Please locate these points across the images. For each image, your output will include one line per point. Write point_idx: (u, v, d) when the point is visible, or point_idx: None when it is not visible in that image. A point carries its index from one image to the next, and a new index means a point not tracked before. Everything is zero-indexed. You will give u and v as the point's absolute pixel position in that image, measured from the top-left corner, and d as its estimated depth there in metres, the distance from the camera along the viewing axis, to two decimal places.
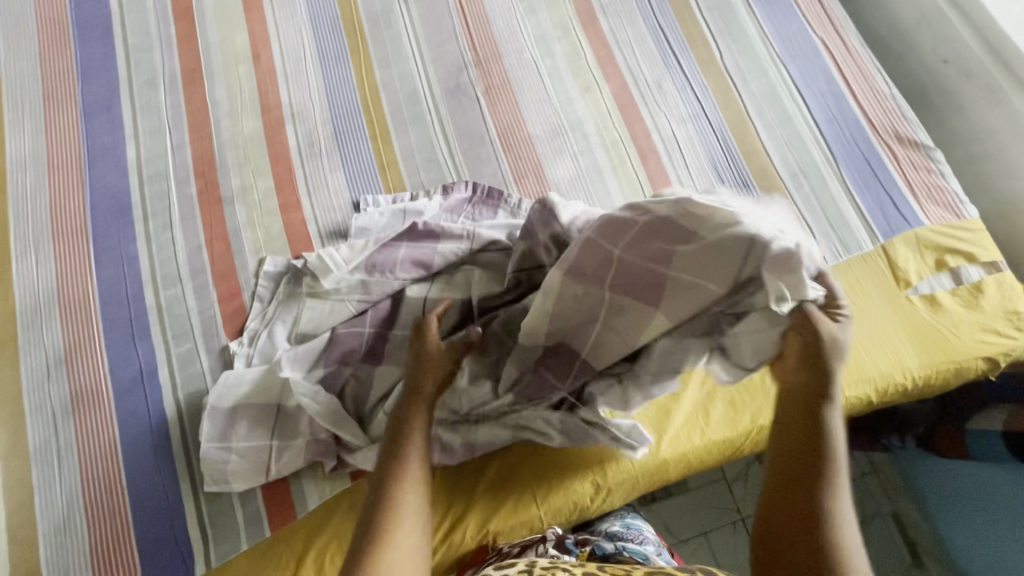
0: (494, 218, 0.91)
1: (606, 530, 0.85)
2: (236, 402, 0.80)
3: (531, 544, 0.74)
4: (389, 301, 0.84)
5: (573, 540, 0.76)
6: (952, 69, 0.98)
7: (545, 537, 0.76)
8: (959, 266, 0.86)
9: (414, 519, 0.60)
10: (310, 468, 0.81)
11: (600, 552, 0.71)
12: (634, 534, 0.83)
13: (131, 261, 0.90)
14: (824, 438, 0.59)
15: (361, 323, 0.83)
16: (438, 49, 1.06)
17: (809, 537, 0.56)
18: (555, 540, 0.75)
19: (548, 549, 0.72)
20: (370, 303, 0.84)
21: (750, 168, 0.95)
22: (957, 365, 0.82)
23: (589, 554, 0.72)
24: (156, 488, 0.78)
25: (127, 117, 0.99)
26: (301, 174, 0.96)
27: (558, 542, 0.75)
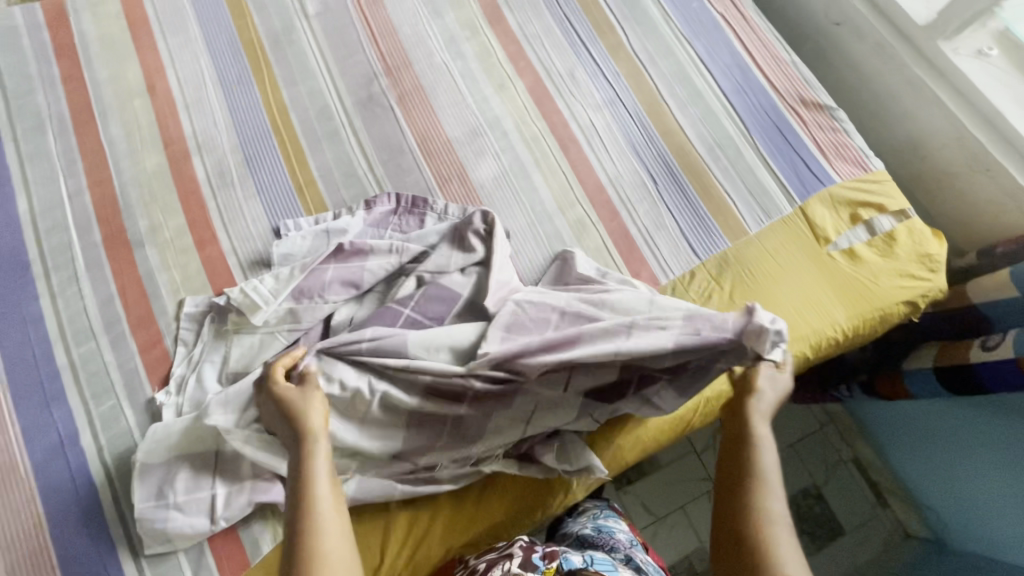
0: (422, 227, 0.90)
1: (578, 535, 0.85)
2: (167, 456, 0.75)
3: (497, 562, 0.69)
4: (322, 325, 0.83)
5: (540, 553, 0.70)
6: (844, 30, 1.03)
7: (511, 554, 0.70)
8: (872, 218, 0.90)
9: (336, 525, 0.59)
10: (258, 512, 0.76)
11: (567, 565, 0.67)
12: (605, 538, 0.82)
13: (36, 321, 0.83)
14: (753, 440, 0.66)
15: (294, 354, 0.80)
16: (346, 61, 1.03)
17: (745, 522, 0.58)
18: (521, 557, 0.68)
19: (513, 568, 0.66)
20: (301, 332, 0.82)
21: (668, 147, 0.96)
22: (882, 313, 0.85)
23: (557, 568, 0.67)
24: (90, 560, 0.72)
25: (15, 168, 0.92)
26: (214, 206, 0.92)
27: (525, 558, 0.68)
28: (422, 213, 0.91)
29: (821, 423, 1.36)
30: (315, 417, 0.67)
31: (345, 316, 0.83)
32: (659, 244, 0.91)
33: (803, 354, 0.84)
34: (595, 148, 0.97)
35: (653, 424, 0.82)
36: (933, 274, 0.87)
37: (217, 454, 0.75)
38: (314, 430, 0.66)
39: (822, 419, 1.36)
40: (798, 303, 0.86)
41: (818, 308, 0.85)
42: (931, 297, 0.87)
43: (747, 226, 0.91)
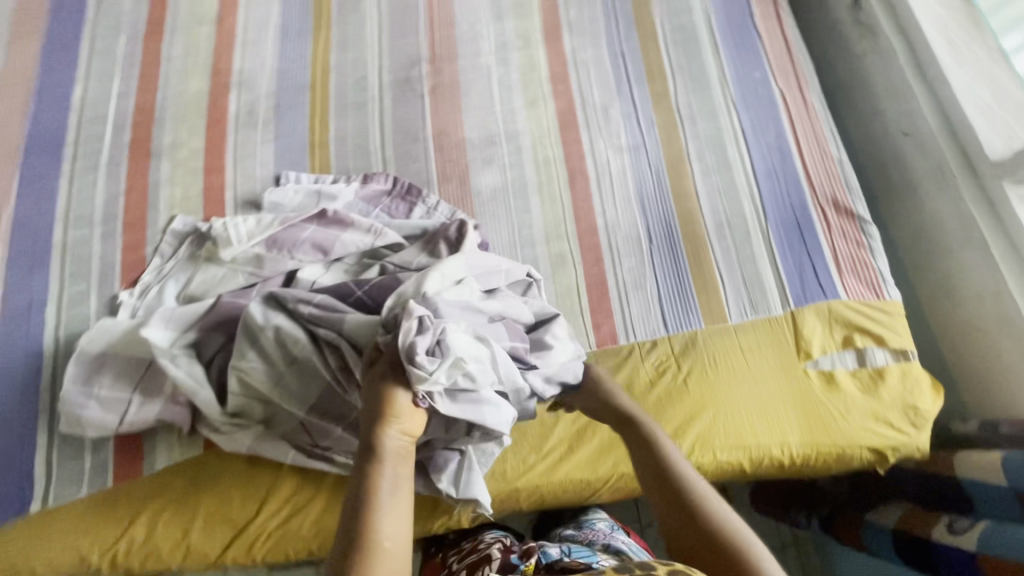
0: (407, 216, 0.91)
1: (561, 534, 0.82)
2: (105, 348, 0.79)
3: (477, 567, 0.71)
4: (281, 278, 0.82)
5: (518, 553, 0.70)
6: (910, 142, 0.94)
7: (491, 557, 0.72)
8: (867, 348, 0.82)
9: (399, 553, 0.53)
10: (167, 429, 0.80)
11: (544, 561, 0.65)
12: (586, 534, 0.79)
13: (50, 196, 0.92)
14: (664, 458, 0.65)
15: (246, 296, 0.80)
16: (398, 40, 1.06)
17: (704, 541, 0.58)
18: (501, 561, 0.70)
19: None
20: (259, 279, 0.84)
21: (676, 209, 0.92)
22: (840, 451, 0.78)
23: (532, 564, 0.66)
24: (13, 418, 0.79)
25: (84, 59, 1.02)
26: (233, 140, 0.97)
27: (504, 561, 0.70)
28: (411, 203, 0.92)
29: None
30: (393, 439, 0.58)
31: (307, 276, 0.81)
32: (630, 303, 0.86)
33: (737, 463, 0.79)
34: (602, 188, 0.94)
35: (558, 480, 0.79)
36: (912, 429, 0.79)
37: (148, 364, 0.78)
38: (389, 455, 0.57)
39: None
40: (752, 409, 0.80)
41: (770, 422, 0.79)
42: (902, 452, 0.79)
43: (728, 314, 0.85)
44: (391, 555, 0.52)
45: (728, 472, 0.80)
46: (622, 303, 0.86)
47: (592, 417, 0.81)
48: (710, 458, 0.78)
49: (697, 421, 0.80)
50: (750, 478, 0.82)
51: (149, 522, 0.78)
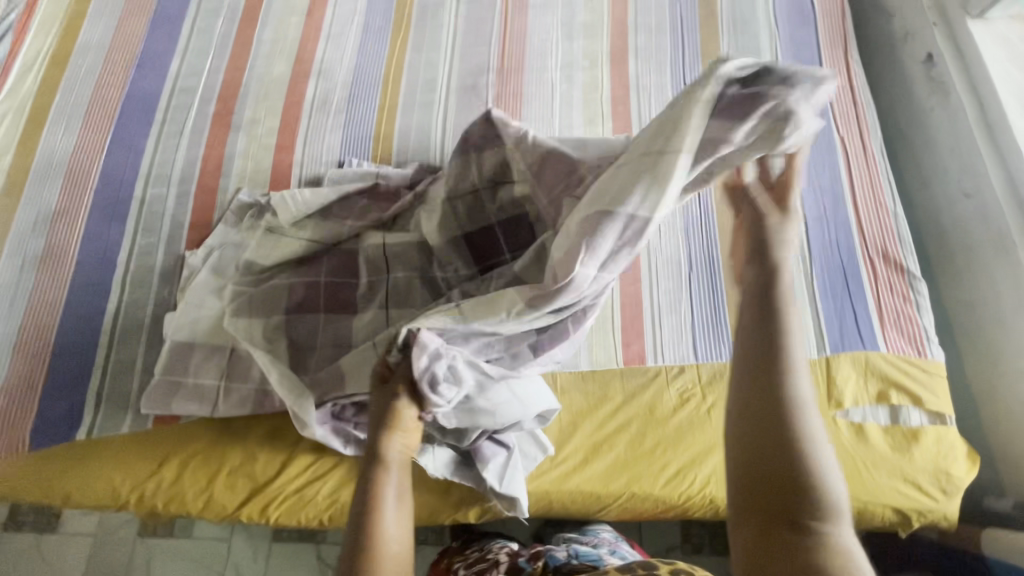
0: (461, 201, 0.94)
1: (564, 535, 0.85)
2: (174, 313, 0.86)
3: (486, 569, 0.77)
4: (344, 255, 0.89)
5: (527, 555, 0.76)
6: (970, 204, 0.92)
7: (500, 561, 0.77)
8: (901, 406, 0.80)
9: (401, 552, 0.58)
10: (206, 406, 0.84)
11: (552, 563, 0.71)
12: (591, 539, 0.83)
13: (137, 154, 1.00)
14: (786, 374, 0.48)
15: (315, 273, 0.87)
16: (470, 48, 1.11)
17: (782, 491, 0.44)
18: (508, 564, 0.76)
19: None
20: (325, 252, 0.89)
21: (720, 240, 0.92)
22: (862, 506, 0.76)
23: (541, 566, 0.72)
24: (76, 351, 0.86)
25: (184, 34, 1.11)
26: (305, 123, 1.03)
27: (512, 563, 0.76)
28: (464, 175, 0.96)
29: None
30: (393, 449, 0.62)
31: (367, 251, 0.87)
32: (663, 324, 0.87)
33: None
34: None
35: (568, 490, 0.79)
36: (942, 496, 0.76)
37: (232, 351, 0.84)
38: (389, 464, 0.62)
39: None
40: None
41: None
42: (928, 518, 0.76)
43: None
44: (395, 556, 0.57)
45: None
46: (654, 323, 0.87)
47: (611, 432, 0.81)
48: (725, 491, 0.78)
49: (715, 453, 0.80)
50: None
51: (178, 467, 0.82)
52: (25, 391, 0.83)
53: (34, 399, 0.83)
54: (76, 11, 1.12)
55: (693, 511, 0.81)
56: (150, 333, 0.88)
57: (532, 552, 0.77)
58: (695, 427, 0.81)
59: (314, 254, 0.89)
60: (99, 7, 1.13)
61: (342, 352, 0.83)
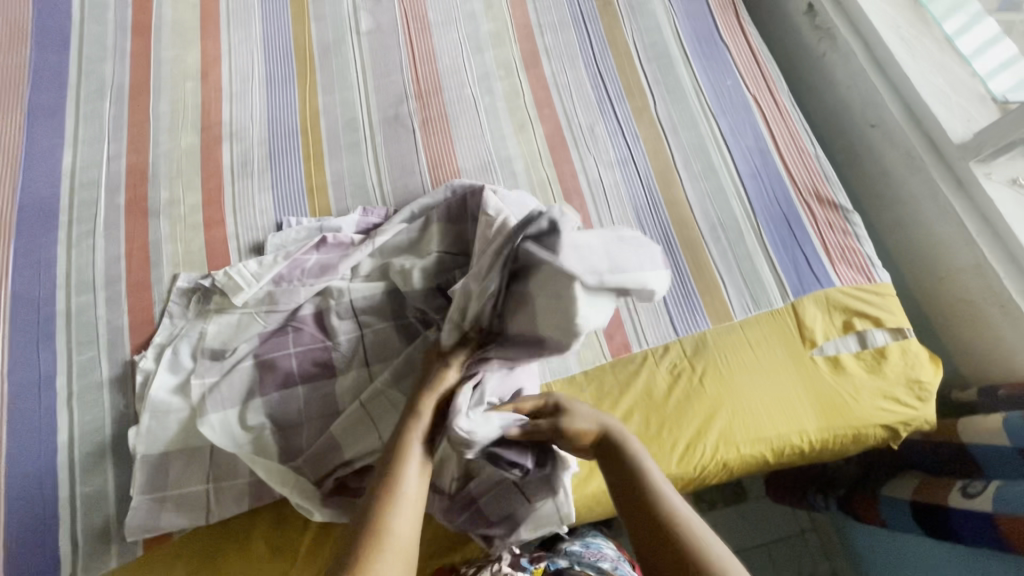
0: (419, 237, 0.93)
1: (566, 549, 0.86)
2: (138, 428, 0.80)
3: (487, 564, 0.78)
4: (313, 315, 0.84)
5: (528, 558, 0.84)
6: (878, 133, 1.00)
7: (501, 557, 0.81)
8: (866, 330, 0.86)
9: (414, 494, 0.60)
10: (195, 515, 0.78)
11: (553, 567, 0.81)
12: (592, 552, 0.84)
13: (49, 265, 0.91)
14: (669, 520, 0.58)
15: (285, 344, 0.82)
16: (383, 79, 1.09)
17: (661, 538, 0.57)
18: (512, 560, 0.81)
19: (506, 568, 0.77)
20: (290, 317, 0.85)
21: (670, 217, 0.95)
22: (856, 432, 0.82)
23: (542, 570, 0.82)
24: (34, 496, 0.77)
25: (70, 124, 1.02)
26: (230, 192, 0.98)
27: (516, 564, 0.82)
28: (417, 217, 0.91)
29: (802, 529, 1.23)
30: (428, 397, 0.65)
31: (337, 309, 0.83)
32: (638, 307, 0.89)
33: (761, 455, 0.82)
34: (599, 204, 0.97)
35: (590, 494, 0.80)
36: (920, 403, 0.83)
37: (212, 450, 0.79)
38: (421, 409, 0.65)
39: (803, 524, 1.24)
40: (767, 403, 0.83)
41: (786, 411, 0.82)
42: (913, 426, 0.83)
43: (732, 311, 0.88)
44: (409, 500, 0.59)
45: (752, 466, 0.83)
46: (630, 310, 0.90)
47: None
48: (735, 453, 0.81)
49: (716, 420, 0.82)
50: (773, 469, 0.85)
51: None
52: None
53: None
54: None
55: (711, 480, 0.83)
56: (116, 454, 0.80)
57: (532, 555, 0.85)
58: (693, 400, 0.83)
59: (276, 325, 0.84)
60: None
61: (332, 419, 0.80)
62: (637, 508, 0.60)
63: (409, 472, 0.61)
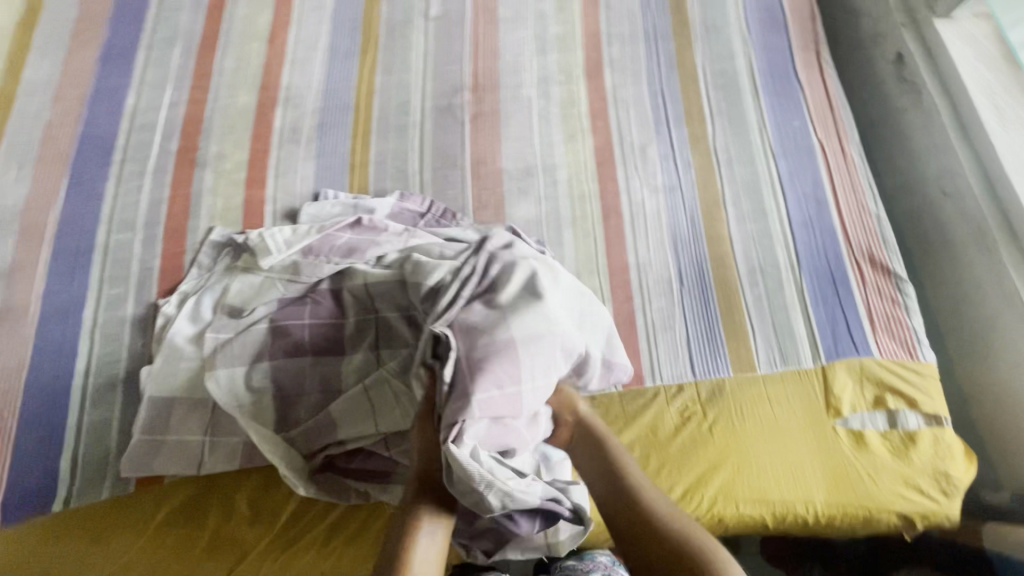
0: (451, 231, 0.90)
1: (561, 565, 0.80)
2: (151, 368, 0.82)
3: None
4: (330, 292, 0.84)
5: None
6: (950, 203, 0.93)
7: None
8: (899, 409, 0.81)
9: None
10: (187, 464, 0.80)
11: None
12: (586, 564, 0.79)
13: (97, 199, 0.94)
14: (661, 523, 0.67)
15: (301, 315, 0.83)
16: (442, 66, 1.08)
17: (660, 540, 0.66)
18: None
19: None
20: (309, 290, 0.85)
21: (709, 253, 0.91)
22: (867, 514, 0.77)
23: None
24: (44, 417, 0.80)
25: (139, 67, 1.05)
26: (275, 155, 0.99)
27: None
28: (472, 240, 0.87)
29: None
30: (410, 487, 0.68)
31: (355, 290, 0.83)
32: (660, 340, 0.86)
33: (760, 518, 0.78)
34: (636, 228, 0.94)
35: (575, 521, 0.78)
36: (944, 497, 0.77)
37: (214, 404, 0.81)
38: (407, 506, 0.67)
39: None
40: (777, 465, 0.79)
41: (795, 478, 0.78)
42: (932, 520, 0.77)
43: (757, 362, 0.84)
44: None
45: (749, 526, 0.79)
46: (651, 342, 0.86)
47: None
48: (733, 510, 0.77)
49: (719, 472, 0.79)
50: (771, 533, 0.81)
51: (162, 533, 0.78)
52: None
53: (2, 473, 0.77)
54: (17, 48, 1.05)
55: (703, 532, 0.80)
56: (125, 390, 0.83)
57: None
58: (699, 446, 0.80)
59: (296, 294, 0.85)
60: (44, 42, 1.06)
61: (331, 397, 0.80)
62: (631, 519, 0.69)
63: (420, 541, 0.65)
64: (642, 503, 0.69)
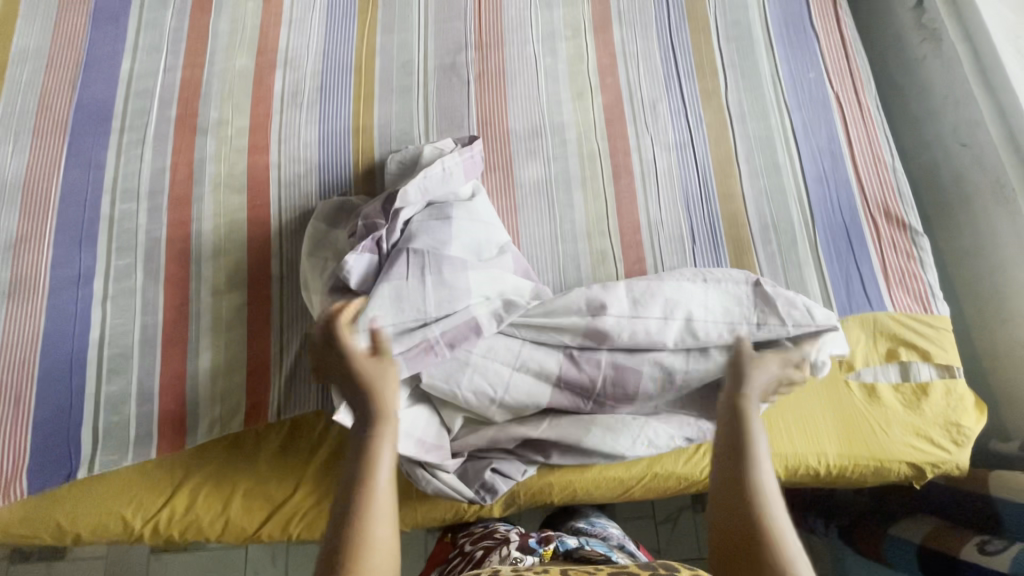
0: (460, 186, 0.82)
1: (572, 527, 0.86)
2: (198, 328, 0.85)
3: (496, 548, 0.73)
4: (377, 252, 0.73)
5: (536, 538, 0.74)
6: (968, 154, 0.92)
7: (509, 541, 0.75)
8: (911, 362, 0.81)
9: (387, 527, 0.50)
10: (208, 427, 0.81)
11: (564, 548, 0.70)
12: (598, 530, 0.84)
13: (99, 168, 0.93)
14: (753, 513, 0.51)
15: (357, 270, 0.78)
16: (444, 24, 1.04)
17: (738, 524, 0.51)
18: (519, 542, 0.73)
19: (511, 552, 0.70)
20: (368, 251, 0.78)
21: (721, 212, 0.90)
22: (879, 465, 0.78)
23: (553, 551, 0.71)
24: (62, 387, 0.81)
25: (132, 31, 1.02)
26: (277, 121, 0.97)
27: (524, 543, 0.74)
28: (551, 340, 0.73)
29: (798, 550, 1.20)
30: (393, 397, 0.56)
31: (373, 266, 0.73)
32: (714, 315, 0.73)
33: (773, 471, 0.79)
34: (647, 187, 0.92)
35: (591, 477, 0.79)
36: (954, 447, 0.78)
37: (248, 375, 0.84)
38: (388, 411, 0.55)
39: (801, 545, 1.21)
40: (791, 419, 0.80)
41: (808, 431, 0.79)
42: (942, 469, 0.79)
43: None
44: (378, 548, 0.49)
45: None
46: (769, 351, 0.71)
47: None
48: None
49: None
50: (783, 485, 0.82)
51: (189, 496, 0.80)
52: (14, 432, 0.79)
53: (25, 442, 0.79)
54: (5, 14, 1.02)
55: None
56: (141, 359, 0.83)
57: (543, 535, 0.76)
58: None
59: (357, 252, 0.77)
60: (31, 6, 1.03)
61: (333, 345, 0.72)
62: (727, 488, 0.53)
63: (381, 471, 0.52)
64: (742, 484, 0.53)
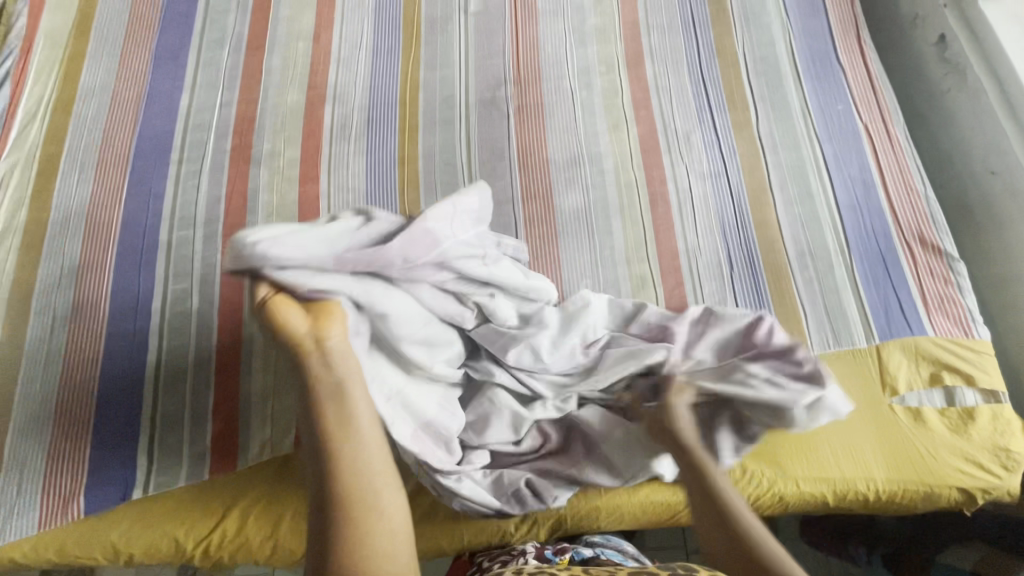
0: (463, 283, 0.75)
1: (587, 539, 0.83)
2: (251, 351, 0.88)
3: (511, 559, 0.75)
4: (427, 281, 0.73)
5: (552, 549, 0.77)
6: (998, 182, 0.94)
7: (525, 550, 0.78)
8: (956, 387, 0.81)
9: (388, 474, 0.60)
10: (258, 449, 0.83)
11: (579, 557, 0.74)
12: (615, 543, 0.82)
13: (158, 197, 0.97)
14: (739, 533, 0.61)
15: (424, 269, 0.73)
16: (484, 61, 1.10)
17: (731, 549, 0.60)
18: (535, 553, 0.77)
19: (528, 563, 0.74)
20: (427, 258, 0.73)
21: (757, 238, 0.93)
22: (929, 489, 0.78)
23: (568, 561, 0.75)
24: (119, 408, 0.83)
25: (190, 69, 1.08)
26: (327, 152, 1.02)
27: (539, 554, 0.77)
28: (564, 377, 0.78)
29: None
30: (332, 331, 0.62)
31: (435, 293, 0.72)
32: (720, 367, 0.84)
33: (821, 496, 0.79)
34: (683, 214, 0.95)
35: (637, 501, 0.80)
36: (1004, 472, 0.78)
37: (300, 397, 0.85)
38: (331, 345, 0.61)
39: None
40: (836, 443, 0.80)
41: (854, 455, 0.79)
42: (993, 494, 0.78)
43: (811, 344, 0.84)
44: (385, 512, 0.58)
45: (811, 504, 0.80)
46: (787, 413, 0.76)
47: None
48: (793, 487, 0.79)
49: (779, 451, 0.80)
50: (830, 511, 0.82)
51: (240, 518, 0.81)
52: (72, 453, 0.81)
53: (82, 462, 0.81)
54: (73, 54, 1.09)
55: (763, 511, 0.82)
56: (195, 381, 0.86)
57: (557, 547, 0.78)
58: None
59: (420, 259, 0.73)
60: (97, 46, 1.09)
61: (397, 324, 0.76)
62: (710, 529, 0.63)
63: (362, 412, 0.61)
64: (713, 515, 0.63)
